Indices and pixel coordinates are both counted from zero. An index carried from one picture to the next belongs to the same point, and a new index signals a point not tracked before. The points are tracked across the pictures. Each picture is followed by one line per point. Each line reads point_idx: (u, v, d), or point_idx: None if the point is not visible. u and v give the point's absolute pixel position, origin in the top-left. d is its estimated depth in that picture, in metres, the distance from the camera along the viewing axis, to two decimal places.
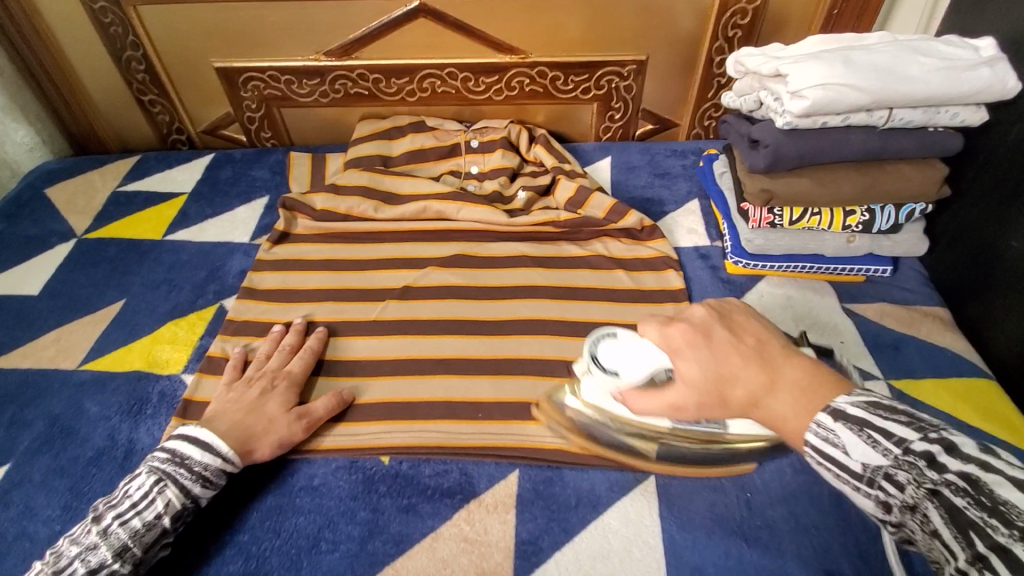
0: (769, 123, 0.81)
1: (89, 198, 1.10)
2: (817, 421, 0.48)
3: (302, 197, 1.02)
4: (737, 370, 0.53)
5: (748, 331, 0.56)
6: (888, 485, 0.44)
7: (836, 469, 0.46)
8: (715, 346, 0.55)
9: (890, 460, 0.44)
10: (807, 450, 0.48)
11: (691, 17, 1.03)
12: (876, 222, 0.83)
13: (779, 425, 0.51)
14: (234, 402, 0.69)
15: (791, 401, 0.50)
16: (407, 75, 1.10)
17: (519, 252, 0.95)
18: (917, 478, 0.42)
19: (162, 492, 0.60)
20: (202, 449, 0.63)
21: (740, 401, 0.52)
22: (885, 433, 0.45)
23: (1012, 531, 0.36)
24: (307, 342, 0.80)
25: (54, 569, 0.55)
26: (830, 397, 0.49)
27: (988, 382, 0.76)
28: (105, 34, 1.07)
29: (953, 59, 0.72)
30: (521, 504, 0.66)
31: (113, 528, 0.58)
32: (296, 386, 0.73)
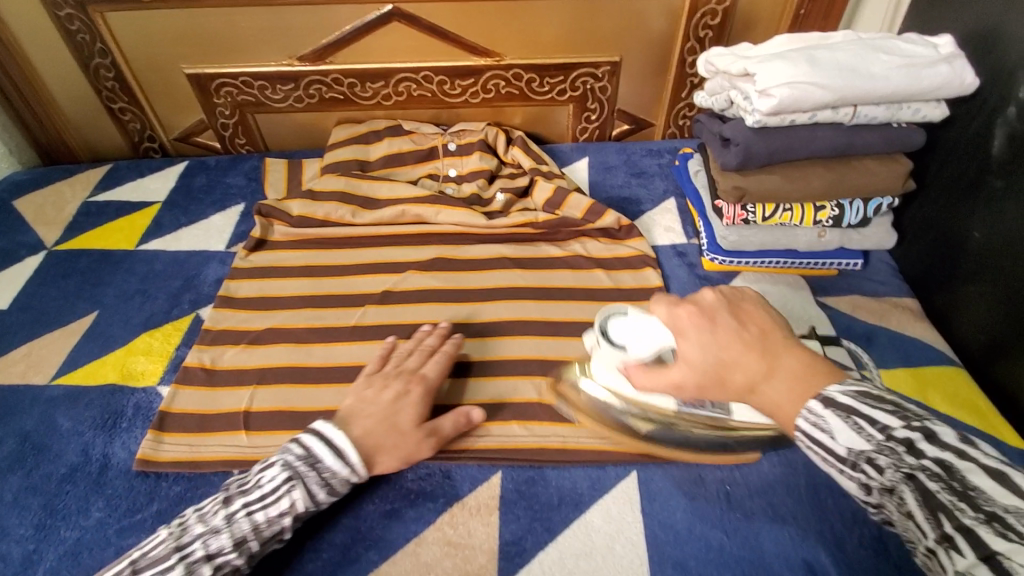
0: (740, 121, 0.82)
1: (59, 209, 1.07)
2: (808, 407, 0.49)
3: (277, 204, 1.01)
4: (739, 355, 0.52)
5: (754, 320, 0.55)
6: (869, 469, 0.44)
7: (823, 452, 0.47)
8: (720, 331, 0.54)
9: (872, 446, 0.44)
10: (798, 433, 0.49)
11: (663, 18, 1.05)
12: (846, 216, 0.85)
13: (775, 411, 0.51)
14: (372, 402, 0.67)
15: (789, 388, 0.50)
16: (382, 79, 1.10)
17: (498, 254, 0.96)
18: (896, 462, 0.42)
19: (289, 491, 0.59)
20: (335, 455, 0.62)
21: (739, 387, 0.52)
22: (870, 420, 0.45)
23: (981, 515, 0.37)
24: (443, 347, 0.75)
25: (178, 544, 0.57)
26: (823, 386, 0.49)
27: (956, 370, 0.78)
28: (71, 41, 1.05)
29: (914, 57, 0.74)
30: (503, 505, 0.67)
31: (238, 517, 0.58)
32: (430, 395, 0.70)
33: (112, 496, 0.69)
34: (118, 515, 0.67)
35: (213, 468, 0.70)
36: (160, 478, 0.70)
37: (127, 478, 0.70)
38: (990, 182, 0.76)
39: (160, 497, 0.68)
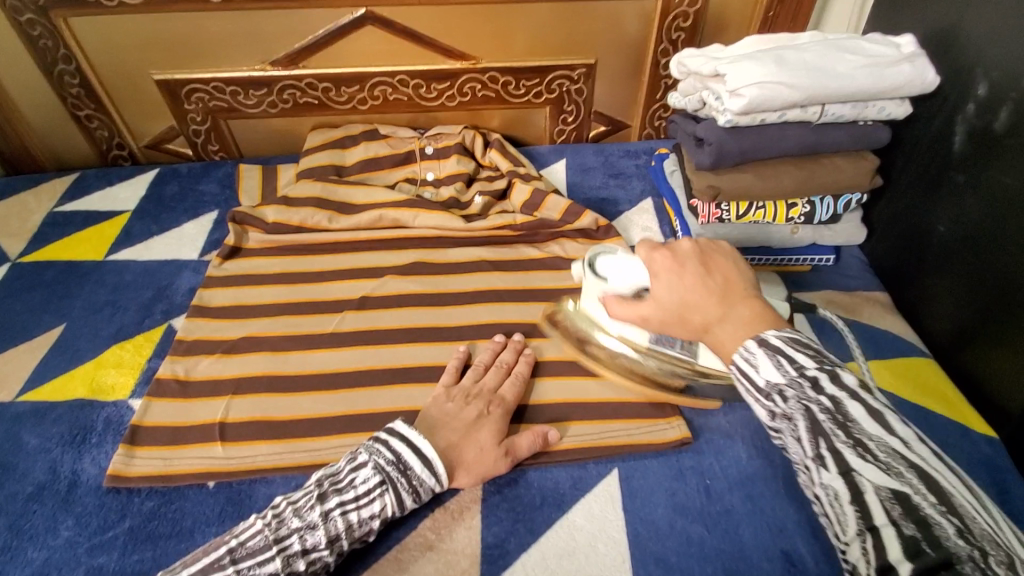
0: (712, 121, 0.83)
1: (23, 220, 1.04)
2: (746, 345, 0.52)
3: (252, 211, 1.00)
4: (698, 295, 0.57)
5: (723, 271, 0.59)
6: (777, 399, 0.49)
7: (744, 380, 0.52)
8: (684, 274, 0.59)
9: (786, 380, 0.49)
10: (734, 367, 0.53)
11: (635, 21, 1.06)
12: (817, 213, 0.87)
13: (725, 350, 0.56)
14: (453, 416, 0.68)
15: (740, 326, 0.55)
16: (357, 83, 1.09)
17: (477, 257, 0.95)
18: (800, 395, 0.48)
19: (382, 495, 0.60)
20: (425, 464, 0.63)
21: (698, 324, 0.58)
22: (791, 359, 0.49)
23: (850, 443, 0.44)
24: (517, 366, 0.76)
25: (276, 537, 0.56)
26: (763, 330, 0.54)
27: (925, 360, 0.80)
28: (34, 47, 1.02)
29: (877, 56, 0.76)
30: (486, 507, 0.66)
31: (334, 515, 0.58)
32: (508, 415, 0.70)
33: (81, 514, 0.66)
34: (88, 533, 0.65)
35: (188, 481, 0.69)
36: (132, 494, 0.68)
37: (97, 495, 0.68)
38: (952, 177, 0.79)
39: (132, 513, 0.66)
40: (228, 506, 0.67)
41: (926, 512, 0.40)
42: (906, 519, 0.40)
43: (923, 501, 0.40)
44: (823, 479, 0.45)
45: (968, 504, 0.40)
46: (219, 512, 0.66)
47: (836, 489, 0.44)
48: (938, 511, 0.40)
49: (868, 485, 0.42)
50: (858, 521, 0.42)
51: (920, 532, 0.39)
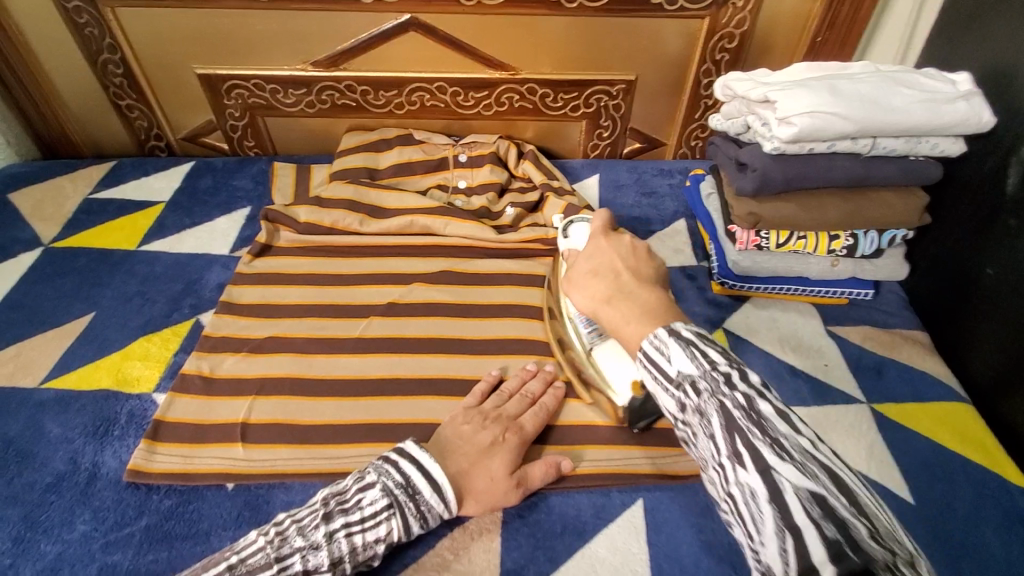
0: (757, 147, 0.82)
1: (58, 205, 1.05)
2: (656, 334, 0.52)
3: (285, 209, 1.00)
4: (608, 273, 0.62)
5: (643, 266, 0.63)
6: (688, 390, 0.48)
7: (657, 374, 0.50)
8: (603, 254, 0.65)
9: (699, 372, 0.47)
10: (642, 354, 0.52)
11: (680, 40, 1.04)
12: (860, 246, 0.85)
13: (618, 327, 0.57)
14: (467, 442, 0.66)
15: (632, 306, 0.57)
16: (396, 88, 1.09)
17: (507, 269, 0.94)
18: (713, 389, 0.46)
19: (388, 518, 0.59)
20: (434, 490, 0.61)
21: (597, 295, 0.60)
22: (706, 352, 0.48)
23: (767, 441, 0.43)
24: (543, 398, 0.73)
25: (277, 555, 0.55)
26: (672, 322, 0.53)
27: (963, 406, 0.77)
28: (80, 35, 1.03)
29: (934, 92, 0.74)
30: (506, 530, 0.64)
31: (339, 536, 0.57)
32: (523, 445, 0.68)
33: (99, 509, 0.66)
34: (104, 529, 0.64)
35: (207, 482, 0.68)
36: (151, 491, 0.68)
37: (116, 490, 0.68)
38: (1004, 220, 0.76)
39: (150, 511, 0.66)
40: (245, 510, 0.66)
41: (843, 514, 0.39)
42: (827, 519, 0.39)
43: (838, 503, 0.40)
44: (738, 477, 0.43)
45: (870, 501, 0.41)
46: (236, 516, 0.65)
47: (752, 488, 0.42)
48: (852, 512, 0.39)
49: (787, 485, 0.41)
50: (776, 521, 0.40)
51: (842, 534, 0.38)
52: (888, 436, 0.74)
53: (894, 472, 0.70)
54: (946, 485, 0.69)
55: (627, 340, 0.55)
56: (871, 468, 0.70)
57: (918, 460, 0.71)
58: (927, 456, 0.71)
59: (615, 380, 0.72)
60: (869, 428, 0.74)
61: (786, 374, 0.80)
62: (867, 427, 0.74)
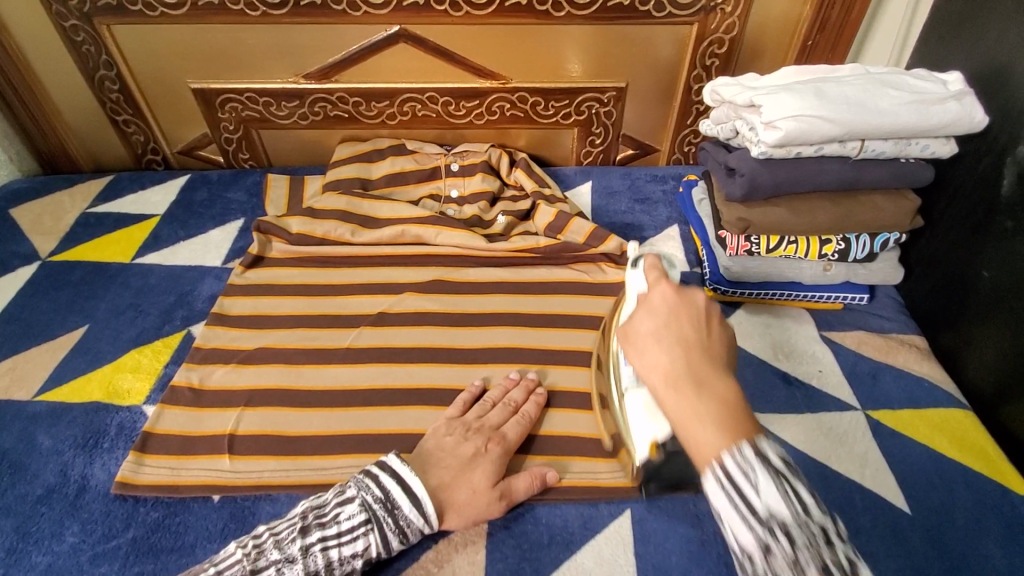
0: (745, 152, 0.81)
1: (56, 219, 1.07)
2: (741, 449, 0.42)
3: (277, 221, 1.00)
4: (677, 341, 0.49)
5: (713, 341, 0.50)
6: (778, 534, 0.40)
7: (739, 503, 0.41)
8: (671, 315, 0.51)
9: (794, 517, 0.40)
10: (718, 469, 0.43)
11: (670, 46, 1.04)
12: (852, 251, 0.84)
13: (688, 424, 0.45)
14: (449, 453, 0.65)
15: (702, 402, 0.45)
16: (388, 99, 1.10)
17: (497, 278, 0.94)
18: (811, 542, 0.40)
19: (366, 534, 0.59)
20: (414, 504, 0.60)
21: (660, 372, 0.48)
22: (801, 494, 0.41)
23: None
24: (526, 406, 0.73)
25: (253, 568, 0.56)
26: (754, 438, 0.43)
27: (962, 412, 0.75)
28: (77, 52, 1.05)
29: (923, 93, 0.73)
30: (492, 542, 0.64)
31: (314, 550, 0.57)
32: (506, 455, 0.67)
33: (87, 521, 0.66)
34: (91, 541, 0.64)
35: (194, 494, 0.68)
36: (138, 503, 0.68)
37: (104, 502, 0.68)
38: (999, 221, 0.75)
39: (136, 523, 0.66)
40: (231, 522, 0.66)
41: None
42: None
43: None
44: None
45: None
46: (222, 528, 0.65)
47: None
48: None
49: None
50: None
51: None
52: (884, 444, 0.72)
53: (889, 479, 0.68)
54: (943, 494, 0.67)
55: (693, 444, 0.45)
56: (865, 476, 0.69)
57: (914, 468, 0.69)
58: (924, 463, 0.70)
59: (636, 435, 0.61)
60: (864, 436, 0.73)
61: (779, 381, 0.79)
62: (862, 434, 0.73)
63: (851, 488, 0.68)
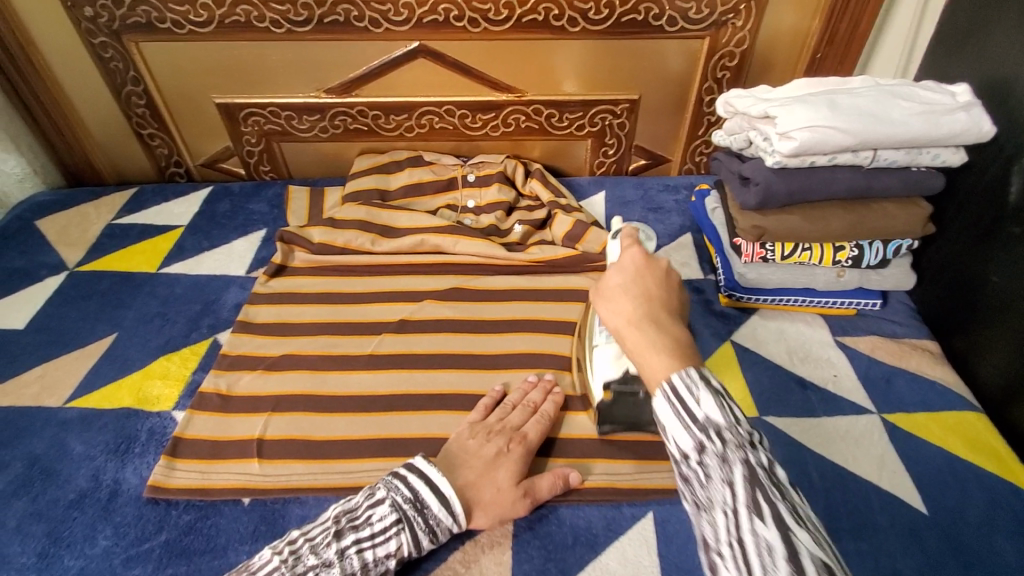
0: (759, 161, 0.83)
1: (83, 230, 1.09)
2: (688, 370, 0.45)
3: (299, 231, 1.02)
4: (640, 291, 0.53)
5: (672, 296, 0.53)
6: (712, 435, 0.42)
7: (678, 409, 0.43)
8: (637, 272, 0.55)
9: (726, 421, 0.42)
10: (666, 388, 0.44)
11: (681, 59, 1.07)
12: (865, 257, 0.85)
13: (642, 356, 0.48)
14: (475, 455, 0.67)
15: (659, 336, 0.48)
16: (406, 112, 1.13)
17: (515, 286, 0.96)
18: (740, 444, 0.41)
19: (398, 533, 0.60)
20: (443, 504, 0.62)
21: (622, 313, 0.51)
22: (733, 404, 0.43)
23: (787, 504, 0.39)
24: (545, 405, 0.74)
25: (293, 573, 0.56)
26: (697, 364, 0.46)
27: (975, 414, 0.76)
28: (106, 68, 1.08)
29: (932, 104, 0.75)
30: (518, 544, 0.65)
31: (350, 552, 0.58)
32: (528, 456, 0.68)
33: (120, 524, 0.68)
34: (125, 544, 0.66)
35: (225, 497, 0.69)
36: (170, 506, 0.69)
37: (136, 506, 0.69)
38: (1008, 228, 0.76)
39: (169, 526, 0.67)
40: (261, 524, 0.67)
41: None
42: None
43: None
44: (756, 534, 0.38)
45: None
46: (252, 530, 0.66)
47: (772, 547, 0.38)
48: None
49: (807, 552, 0.37)
50: None
51: None
52: (900, 446, 0.73)
53: (906, 481, 0.69)
54: (958, 494, 0.68)
55: (647, 371, 0.47)
56: (883, 478, 0.70)
57: (931, 470, 0.70)
58: (939, 464, 0.71)
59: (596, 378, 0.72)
60: (881, 438, 0.74)
61: (795, 385, 0.81)
62: (878, 437, 0.74)
63: (869, 490, 0.69)
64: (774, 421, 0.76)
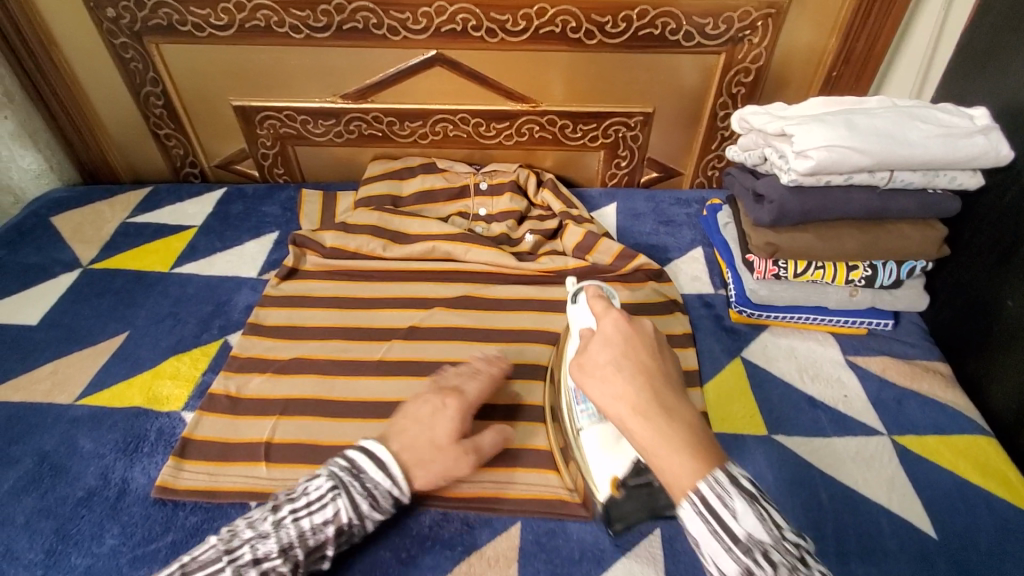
0: (774, 179, 0.83)
1: (98, 228, 1.10)
2: (716, 477, 0.48)
3: (312, 234, 1.03)
4: (638, 372, 0.53)
5: (666, 370, 0.55)
6: (760, 558, 0.46)
7: (719, 530, 0.47)
8: (627, 346, 0.56)
9: (772, 541, 0.47)
10: (694, 498, 0.48)
11: (696, 74, 1.07)
12: (879, 277, 0.85)
13: (658, 452, 0.50)
14: (411, 415, 0.66)
15: (670, 428, 0.50)
16: (421, 119, 1.14)
17: (526, 295, 0.96)
18: (789, 564, 0.46)
19: (334, 500, 0.59)
20: (380, 467, 0.61)
21: (626, 401, 0.52)
22: (774, 519, 0.48)
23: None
24: (486, 369, 0.75)
25: (227, 548, 0.56)
26: (716, 463, 0.49)
27: (985, 438, 0.76)
28: (126, 69, 1.09)
29: (950, 127, 0.75)
30: (524, 557, 0.65)
31: (285, 522, 0.58)
32: (469, 415, 0.68)
33: (127, 524, 0.68)
34: (131, 544, 0.66)
35: (232, 500, 0.70)
36: (177, 507, 0.69)
37: (143, 505, 0.70)
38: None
39: (175, 527, 0.67)
40: None
41: None
42: None
43: None
44: None
45: None
46: None
47: None
48: None
49: None
50: None
51: None
52: (910, 469, 0.73)
53: (916, 505, 0.69)
54: (968, 518, 0.67)
55: (667, 469, 0.49)
56: (893, 501, 0.69)
57: (942, 494, 0.70)
58: (950, 490, 0.70)
59: (594, 472, 0.67)
60: (891, 460, 0.74)
61: (806, 404, 0.80)
62: (888, 459, 0.74)
63: (877, 512, 0.68)
64: (782, 440, 0.76)
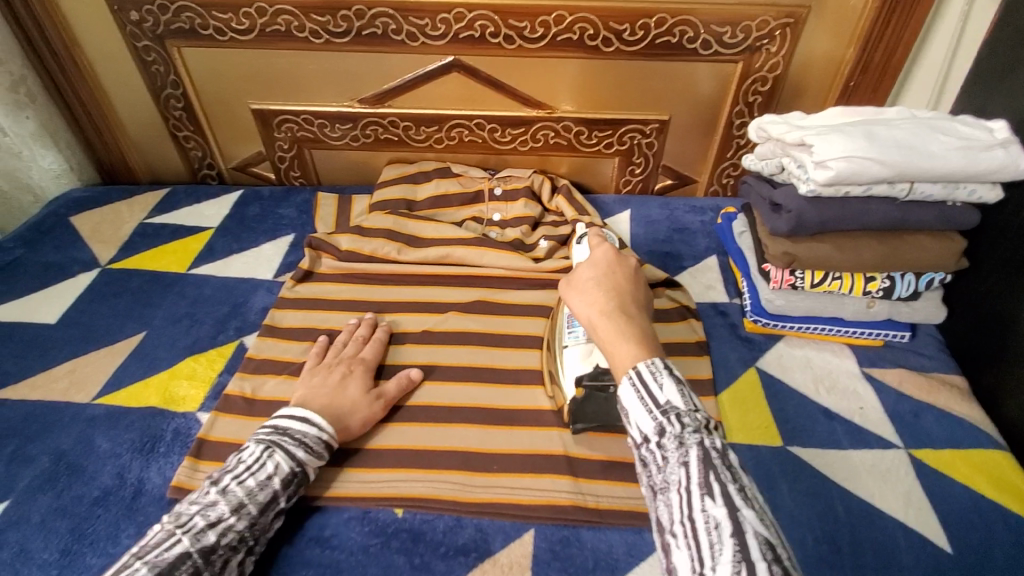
0: (791, 188, 0.83)
1: (116, 228, 1.11)
2: (653, 362, 0.55)
3: (327, 237, 1.04)
4: (611, 288, 0.64)
5: (637, 292, 0.66)
6: (672, 418, 0.51)
7: (645, 396, 0.53)
8: (608, 269, 0.67)
9: (686, 408, 0.52)
10: (633, 374, 0.55)
11: (712, 82, 1.07)
12: (897, 289, 0.84)
13: (613, 344, 0.59)
14: (320, 385, 0.75)
15: (628, 327, 0.60)
16: (436, 124, 1.14)
17: (540, 301, 0.96)
18: (696, 428, 0.51)
19: (271, 456, 0.64)
20: (302, 421, 0.68)
21: (596, 306, 0.63)
22: (693, 398, 0.53)
23: (737, 483, 0.47)
24: (374, 334, 0.86)
25: (177, 524, 0.58)
26: (656, 355, 0.58)
27: (1003, 453, 0.75)
28: (147, 71, 1.11)
29: (971, 139, 0.75)
30: (537, 566, 0.64)
31: (230, 487, 0.61)
32: (370, 372, 0.80)
33: (142, 524, 0.68)
34: None
35: None
36: None
37: (159, 506, 0.70)
38: None
39: None
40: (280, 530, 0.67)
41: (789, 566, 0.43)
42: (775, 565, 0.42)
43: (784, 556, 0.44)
44: (705, 506, 0.47)
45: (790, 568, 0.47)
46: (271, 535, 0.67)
47: (717, 517, 0.46)
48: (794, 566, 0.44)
49: (746, 521, 0.45)
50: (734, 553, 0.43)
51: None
52: (927, 484, 0.72)
53: (933, 519, 0.68)
54: (982, 534, 0.67)
55: (616, 355, 0.58)
56: (909, 515, 0.68)
57: (959, 510, 0.69)
58: (967, 506, 0.69)
59: (566, 378, 0.76)
60: (907, 473, 0.73)
61: (820, 416, 0.80)
62: (904, 473, 0.73)
63: (893, 527, 0.67)
64: (796, 451, 0.75)
